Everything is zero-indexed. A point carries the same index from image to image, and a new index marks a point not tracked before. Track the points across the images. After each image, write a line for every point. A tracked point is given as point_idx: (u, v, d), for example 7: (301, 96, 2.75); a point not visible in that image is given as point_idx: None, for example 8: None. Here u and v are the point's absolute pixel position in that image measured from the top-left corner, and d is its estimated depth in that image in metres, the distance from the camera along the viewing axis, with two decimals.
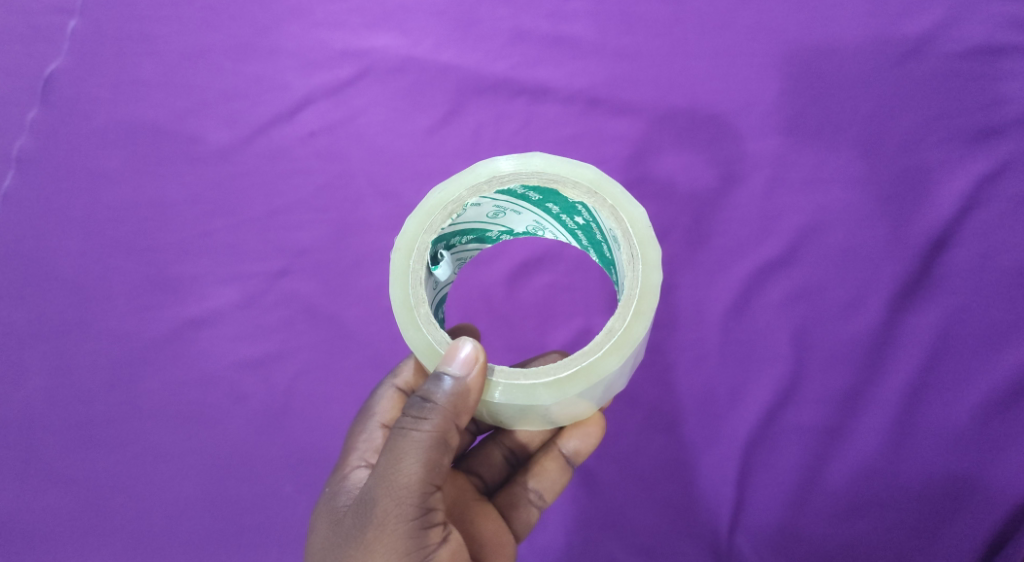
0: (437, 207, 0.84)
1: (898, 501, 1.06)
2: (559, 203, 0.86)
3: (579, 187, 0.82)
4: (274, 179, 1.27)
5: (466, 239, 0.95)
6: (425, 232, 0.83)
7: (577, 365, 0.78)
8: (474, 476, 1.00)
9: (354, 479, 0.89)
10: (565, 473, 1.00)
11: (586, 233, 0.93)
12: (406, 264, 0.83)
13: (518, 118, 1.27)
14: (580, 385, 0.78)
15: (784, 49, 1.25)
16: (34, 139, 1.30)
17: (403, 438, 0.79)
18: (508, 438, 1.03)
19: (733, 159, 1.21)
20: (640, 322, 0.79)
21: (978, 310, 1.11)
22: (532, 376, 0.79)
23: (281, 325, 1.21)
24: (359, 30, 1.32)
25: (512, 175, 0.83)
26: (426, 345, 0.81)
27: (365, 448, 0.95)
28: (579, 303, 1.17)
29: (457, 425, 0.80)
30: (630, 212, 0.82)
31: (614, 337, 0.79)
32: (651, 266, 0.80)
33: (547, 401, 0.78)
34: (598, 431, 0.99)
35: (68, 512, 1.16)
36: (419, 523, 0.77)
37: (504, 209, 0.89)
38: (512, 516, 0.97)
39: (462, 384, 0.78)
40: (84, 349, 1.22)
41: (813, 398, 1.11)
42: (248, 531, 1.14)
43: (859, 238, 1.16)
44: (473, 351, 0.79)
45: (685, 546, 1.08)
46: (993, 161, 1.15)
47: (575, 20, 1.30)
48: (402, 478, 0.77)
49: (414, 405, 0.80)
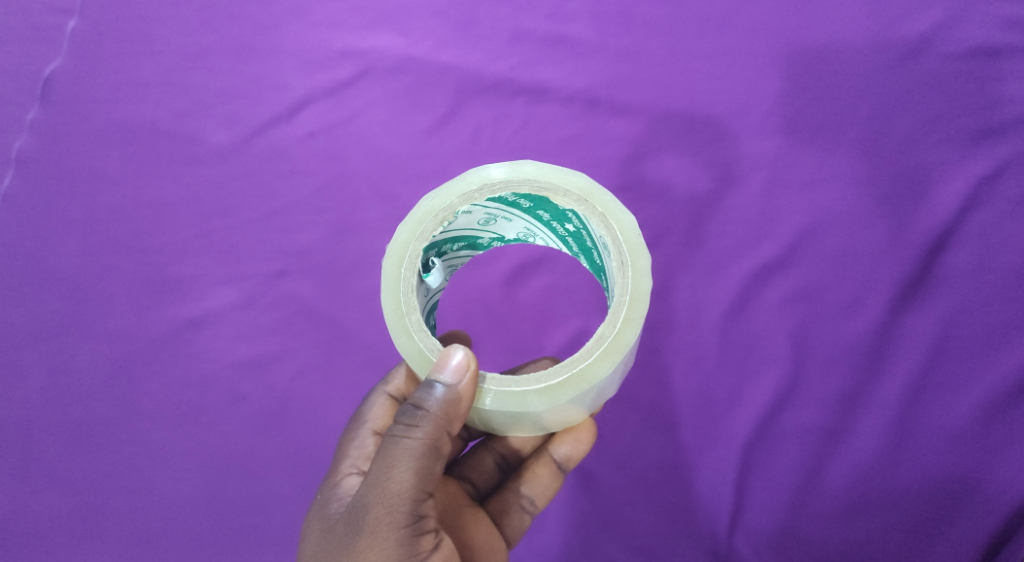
0: (428, 215, 0.84)
1: (897, 502, 1.06)
2: (550, 210, 0.86)
3: (569, 195, 0.82)
4: (274, 179, 1.27)
5: (458, 246, 0.95)
6: (416, 240, 0.83)
7: (567, 372, 0.78)
8: (466, 483, 1.00)
9: (346, 486, 0.89)
10: (556, 479, 0.99)
11: (576, 240, 0.93)
12: (397, 272, 0.83)
13: (517, 119, 1.27)
14: (571, 392, 0.78)
15: (784, 49, 1.25)
16: (34, 140, 1.30)
17: (395, 446, 0.79)
18: (500, 444, 1.03)
19: (732, 160, 1.21)
20: (630, 329, 0.79)
21: (978, 311, 1.11)
22: (523, 383, 0.79)
23: (280, 325, 1.21)
24: (358, 30, 1.32)
25: (503, 183, 0.83)
26: (418, 352, 0.81)
27: (357, 455, 0.95)
28: (577, 305, 1.17)
29: (448, 432, 0.80)
30: (620, 220, 0.82)
31: (605, 343, 0.79)
32: (641, 274, 0.80)
33: (538, 407, 0.78)
34: (588, 437, 0.99)
35: (68, 512, 1.16)
36: (411, 531, 0.77)
37: (495, 216, 0.89)
38: (504, 523, 0.97)
39: (454, 392, 0.78)
40: (84, 349, 1.22)
41: (812, 399, 1.10)
42: (246, 531, 1.14)
43: (858, 239, 1.16)
44: (464, 359, 0.79)
45: (684, 547, 1.08)
46: (993, 161, 1.15)
47: (574, 21, 1.30)
48: (394, 485, 0.77)
49: (405, 412, 0.80)
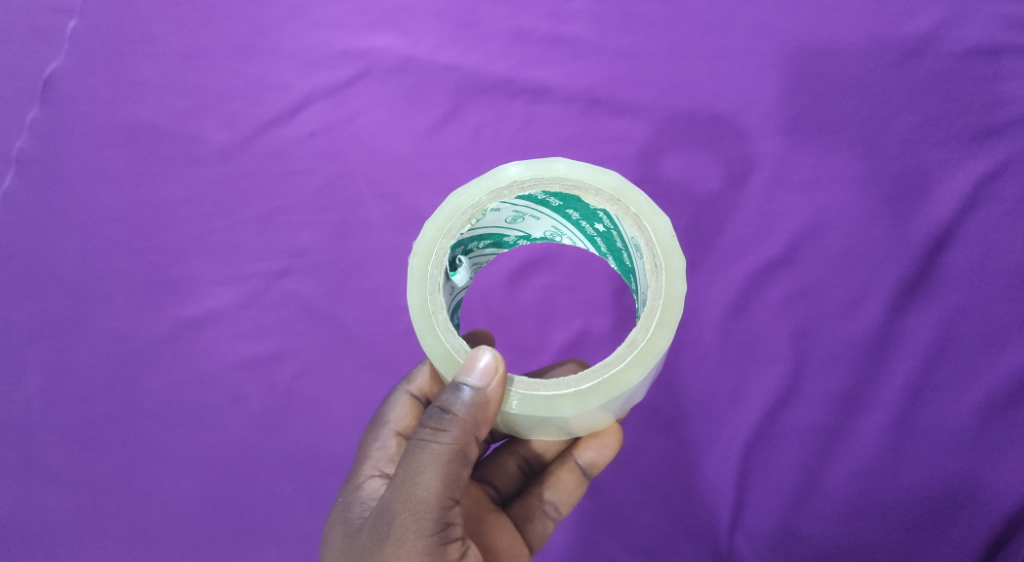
0: (456, 211, 0.83)
1: (898, 503, 1.06)
2: (580, 209, 0.86)
3: (601, 194, 0.81)
4: (273, 179, 1.26)
5: (484, 243, 0.94)
6: (443, 237, 0.83)
7: (598, 378, 0.78)
8: (489, 486, 1.00)
9: (369, 489, 0.89)
10: (581, 485, 0.99)
11: (606, 240, 0.92)
12: (423, 270, 0.82)
13: (518, 118, 1.26)
14: (602, 397, 0.77)
15: (785, 49, 1.25)
16: (34, 140, 1.30)
17: (421, 450, 0.79)
18: (523, 447, 1.04)
19: (733, 159, 1.21)
20: (663, 333, 0.78)
21: (979, 311, 1.11)
22: (552, 388, 0.78)
23: (281, 325, 1.21)
24: (358, 30, 1.32)
25: (533, 181, 0.82)
26: (444, 353, 0.81)
27: (379, 456, 0.95)
28: (578, 305, 1.17)
29: (475, 438, 0.80)
30: (654, 221, 0.81)
31: (637, 349, 0.78)
32: (675, 277, 0.79)
33: (568, 412, 0.77)
34: (614, 443, 0.98)
35: (69, 512, 1.16)
36: (438, 539, 0.78)
37: (523, 213, 0.88)
38: (527, 527, 0.97)
39: (481, 396, 0.78)
40: (84, 348, 1.22)
41: (813, 399, 1.11)
42: (248, 531, 1.14)
43: (858, 239, 1.16)
44: (492, 361, 0.78)
45: (685, 547, 1.08)
46: (994, 161, 1.15)
47: (574, 20, 1.30)
48: (420, 492, 0.77)
49: (432, 416, 0.79)
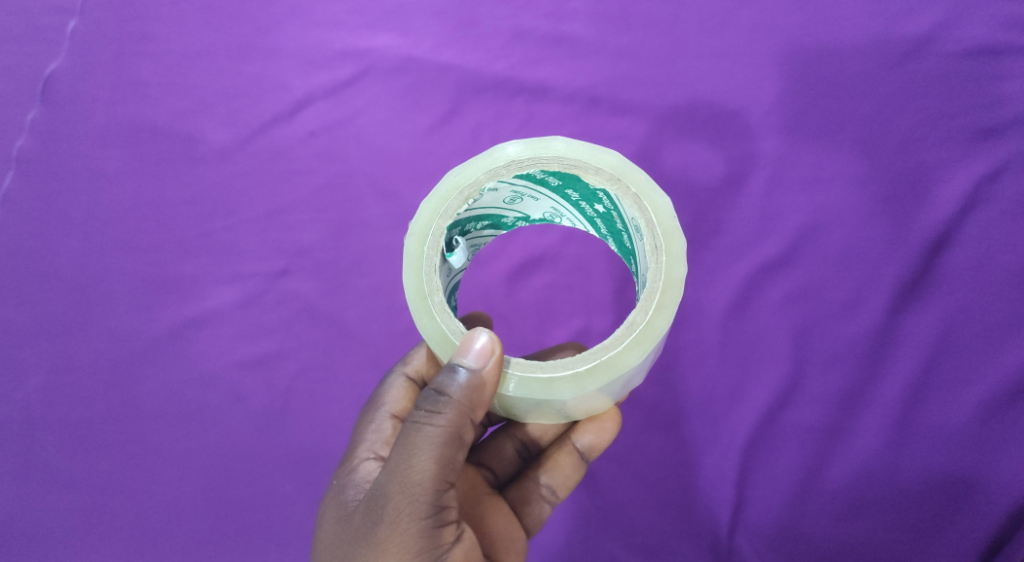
0: (453, 191, 0.84)
1: (898, 501, 1.06)
2: (580, 190, 0.86)
3: (602, 173, 0.81)
4: (273, 179, 1.27)
5: (482, 225, 0.94)
6: (440, 217, 0.83)
7: (596, 360, 0.77)
8: (486, 470, 1.00)
9: (363, 471, 0.89)
10: (578, 469, 0.99)
11: (605, 221, 0.92)
12: (419, 250, 0.83)
13: (518, 118, 1.27)
14: (600, 380, 0.77)
15: (784, 49, 1.25)
16: (34, 140, 1.31)
17: (416, 433, 0.78)
18: (520, 431, 1.03)
19: (732, 158, 1.21)
20: (663, 316, 0.78)
21: (980, 310, 1.11)
22: (549, 370, 0.78)
23: (281, 325, 1.21)
24: (358, 31, 1.32)
25: (530, 160, 0.82)
26: (440, 334, 0.80)
27: (375, 439, 0.95)
28: (578, 302, 1.17)
29: (471, 420, 0.80)
30: (654, 201, 0.81)
31: (636, 331, 0.78)
32: (675, 258, 0.79)
33: (565, 394, 0.77)
34: (613, 426, 0.98)
35: (68, 511, 1.16)
36: (432, 522, 0.77)
37: (522, 194, 0.88)
38: (524, 512, 0.97)
39: (476, 377, 0.78)
40: (85, 347, 1.22)
41: (813, 398, 1.10)
42: (247, 531, 1.13)
43: (858, 238, 1.16)
44: (488, 343, 0.78)
45: (686, 546, 1.08)
46: (993, 161, 1.15)
47: (574, 20, 1.30)
48: (414, 475, 0.77)
49: (427, 398, 0.79)
